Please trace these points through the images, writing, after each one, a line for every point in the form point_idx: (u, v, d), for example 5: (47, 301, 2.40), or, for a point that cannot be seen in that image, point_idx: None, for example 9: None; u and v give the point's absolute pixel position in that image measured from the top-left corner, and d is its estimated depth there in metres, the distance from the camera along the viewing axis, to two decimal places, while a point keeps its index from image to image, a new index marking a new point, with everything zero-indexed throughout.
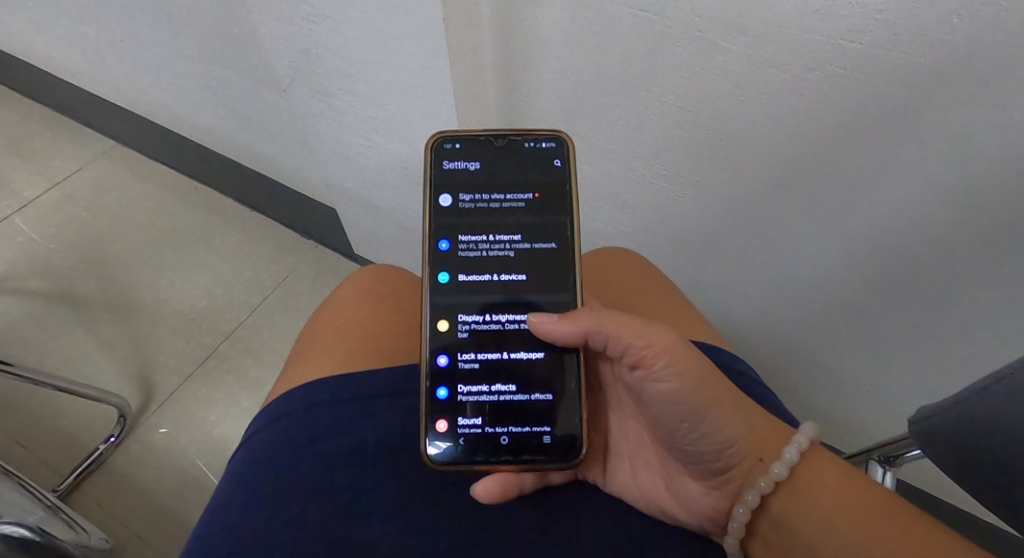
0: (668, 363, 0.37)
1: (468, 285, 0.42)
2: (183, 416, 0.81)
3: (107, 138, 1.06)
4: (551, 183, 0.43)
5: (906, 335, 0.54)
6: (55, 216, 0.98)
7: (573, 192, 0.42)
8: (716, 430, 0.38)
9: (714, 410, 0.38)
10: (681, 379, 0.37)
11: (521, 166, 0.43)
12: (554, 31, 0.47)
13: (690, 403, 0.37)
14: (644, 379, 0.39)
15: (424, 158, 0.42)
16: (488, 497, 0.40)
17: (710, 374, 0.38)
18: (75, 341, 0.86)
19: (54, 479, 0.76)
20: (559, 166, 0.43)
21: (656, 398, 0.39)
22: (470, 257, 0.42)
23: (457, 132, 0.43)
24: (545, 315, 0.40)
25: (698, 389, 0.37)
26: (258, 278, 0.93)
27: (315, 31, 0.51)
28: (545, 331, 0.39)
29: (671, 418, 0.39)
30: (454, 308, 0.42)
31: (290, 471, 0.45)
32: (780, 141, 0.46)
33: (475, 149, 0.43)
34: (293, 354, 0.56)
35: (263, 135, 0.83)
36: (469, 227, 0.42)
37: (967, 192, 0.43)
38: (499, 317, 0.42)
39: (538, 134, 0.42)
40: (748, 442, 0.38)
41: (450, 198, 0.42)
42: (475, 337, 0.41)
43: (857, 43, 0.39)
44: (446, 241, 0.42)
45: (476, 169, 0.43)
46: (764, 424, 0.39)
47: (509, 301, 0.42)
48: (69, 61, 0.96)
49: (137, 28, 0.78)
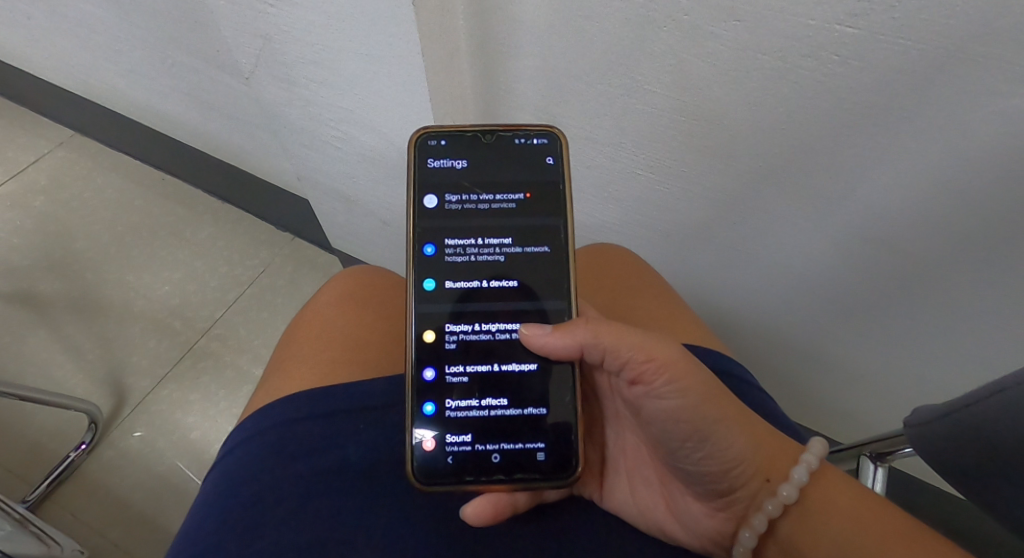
0: (669, 381, 0.36)
1: (455, 293, 0.40)
2: (158, 419, 0.78)
3: (65, 127, 1.00)
4: (543, 182, 0.40)
5: (901, 327, 0.53)
6: (12, 211, 0.93)
7: (566, 192, 0.40)
8: (722, 451, 0.37)
9: (721, 432, 0.37)
10: (684, 399, 0.36)
11: (512, 164, 0.40)
12: (532, 15, 0.44)
13: (693, 424, 0.37)
14: (644, 396, 0.38)
15: (407, 156, 0.39)
16: (478, 519, 0.39)
17: (714, 392, 0.37)
18: (40, 343, 0.82)
19: (24, 489, 0.73)
20: (551, 164, 0.40)
21: (658, 417, 0.38)
22: (457, 262, 0.40)
23: (442, 127, 0.40)
24: (538, 327, 0.38)
25: (702, 408, 0.36)
26: (232, 272, 0.89)
27: (275, 16, 0.47)
28: (538, 344, 0.38)
29: (674, 439, 0.38)
30: (440, 317, 0.39)
31: (268, 491, 0.43)
32: (774, 132, 0.44)
33: (461, 146, 0.40)
34: (273, 362, 0.53)
35: (228, 123, 0.79)
36: (456, 230, 0.40)
37: (969, 184, 0.41)
38: (489, 326, 0.40)
39: (529, 130, 0.40)
40: (756, 463, 0.38)
41: (436, 200, 0.40)
42: (463, 349, 0.39)
43: (857, 28, 0.36)
44: (432, 245, 0.39)
45: (463, 168, 0.40)
46: (769, 443, 0.38)
47: (500, 310, 0.40)
48: (17, 46, 0.90)
49: (84, 10, 0.73)
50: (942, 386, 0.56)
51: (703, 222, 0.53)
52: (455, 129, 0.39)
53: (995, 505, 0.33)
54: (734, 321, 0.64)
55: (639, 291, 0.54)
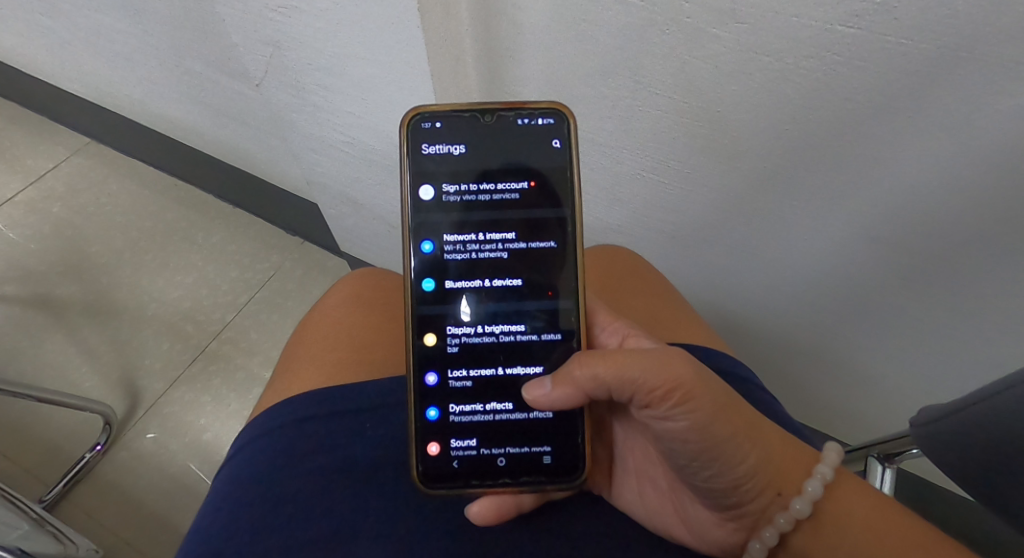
0: (677, 405, 0.36)
1: (456, 292, 0.40)
2: (171, 421, 0.79)
3: (81, 134, 1.02)
4: (548, 167, 0.40)
5: (910, 328, 0.53)
6: (30, 216, 0.95)
7: (573, 177, 0.40)
8: (731, 468, 0.37)
9: (729, 450, 0.37)
10: (691, 420, 0.36)
11: (512, 147, 0.40)
12: (535, 20, 0.44)
13: (702, 444, 0.37)
14: (651, 416, 0.37)
15: (401, 142, 0.39)
16: (483, 518, 0.40)
17: (725, 409, 0.37)
18: (57, 346, 0.84)
19: (40, 489, 0.74)
20: (558, 147, 0.40)
21: (665, 436, 0.38)
22: (457, 258, 0.40)
23: (436, 109, 0.39)
24: (539, 388, 0.38)
25: (710, 429, 0.36)
26: (243, 276, 0.91)
27: (283, 23, 0.48)
28: (546, 406, 0.38)
29: (681, 455, 0.38)
30: (442, 319, 0.40)
31: (277, 489, 0.44)
32: (777, 132, 0.44)
33: (458, 129, 0.40)
34: (281, 363, 0.54)
35: (238, 129, 0.80)
36: (455, 225, 0.40)
37: (973, 183, 0.41)
38: (492, 327, 0.40)
39: (533, 109, 0.39)
40: (767, 478, 0.38)
41: (433, 189, 0.40)
42: (466, 351, 0.40)
43: (858, 29, 0.36)
44: (430, 242, 0.40)
45: (461, 153, 0.40)
46: (783, 456, 0.38)
47: (503, 309, 0.40)
48: (36, 56, 0.92)
49: (100, 20, 0.74)
50: (950, 387, 0.55)
51: (706, 222, 0.53)
52: (449, 111, 0.39)
53: (1000, 507, 0.33)
54: (740, 322, 0.64)
55: (642, 292, 0.55)
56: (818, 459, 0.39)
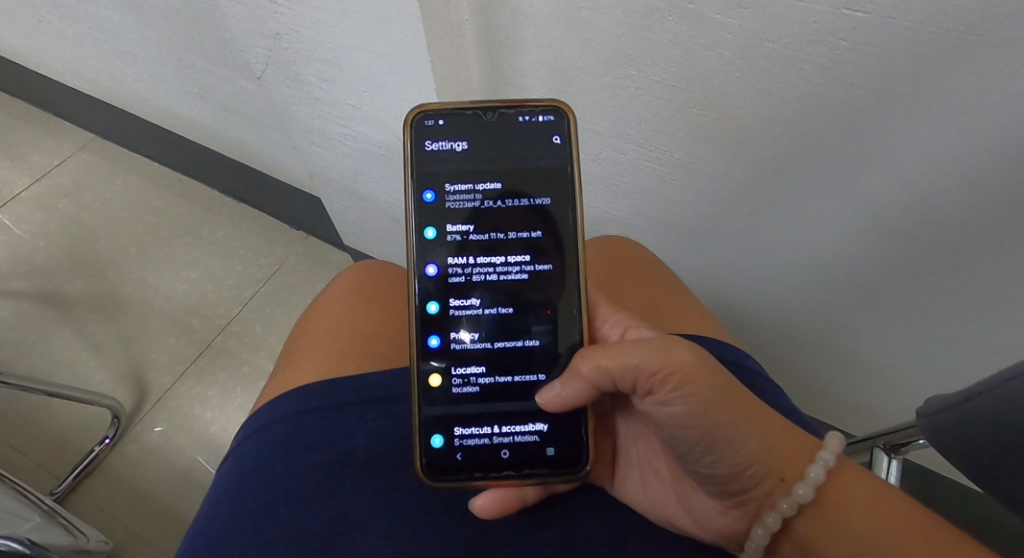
0: (676, 388, 0.36)
1: (461, 323, 0.40)
2: (179, 415, 0.80)
3: (86, 131, 1.03)
4: (550, 161, 0.40)
5: (919, 315, 0.52)
6: (38, 212, 0.95)
7: (574, 171, 0.39)
8: (733, 453, 0.37)
9: (731, 435, 0.37)
10: (692, 403, 0.36)
11: (514, 143, 0.40)
12: (534, 11, 0.44)
13: (702, 428, 0.36)
14: (652, 402, 0.37)
15: (405, 137, 0.39)
16: (487, 511, 0.40)
17: (726, 395, 0.37)
18: (65, 341, 0.85)
19: (51, 482, 0.75)
20: (558, 143, 0.40)
21: (667, 421, 0.38)
22: (460, 269, 0.40)
23: (440, 105, 0.39)
24: (550, 390, 0.38)
25: (710, 413, 0.36)
26: (247, 271, 0.91)
27: (284, 16, 0.48)
28: (556, 403, 0.38)
29: (683, 442, 0.38)
30: (445, 322, 0.40)
31: (279, 481, 0.44)
32: (780, 119, 0.43)
33: (460, 126, 0.39)
34: (282, 356, 0.54)
35: (241, 122, 0.80)
36: (460, 240, 0.40)
37: (983, 166, 0.40)
38: (495, 344, 0.40)
39: (534, 106, 0.39)
40: (770, 464, 0.37)
41: (436, 175, 0.39)
42: (469, 354, 0.40)
43: (862, 12, 0.35)
44: (434, 260, 0.40)
45: (463, 149, 0.40)
46: (786, 443, 0.38)
47: (505, 319, 0.40)
48: (41, 54, 0.93)
49: (103, 15, 0.74)
50: (958, 375, 0.54)
51: (710, 214, 0.53)
52: (453, 108, 0.38)
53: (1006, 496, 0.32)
54: (744, 313, 0.63)
55: (645, 283, 0.54)
56: (820, 444, 0.38)
